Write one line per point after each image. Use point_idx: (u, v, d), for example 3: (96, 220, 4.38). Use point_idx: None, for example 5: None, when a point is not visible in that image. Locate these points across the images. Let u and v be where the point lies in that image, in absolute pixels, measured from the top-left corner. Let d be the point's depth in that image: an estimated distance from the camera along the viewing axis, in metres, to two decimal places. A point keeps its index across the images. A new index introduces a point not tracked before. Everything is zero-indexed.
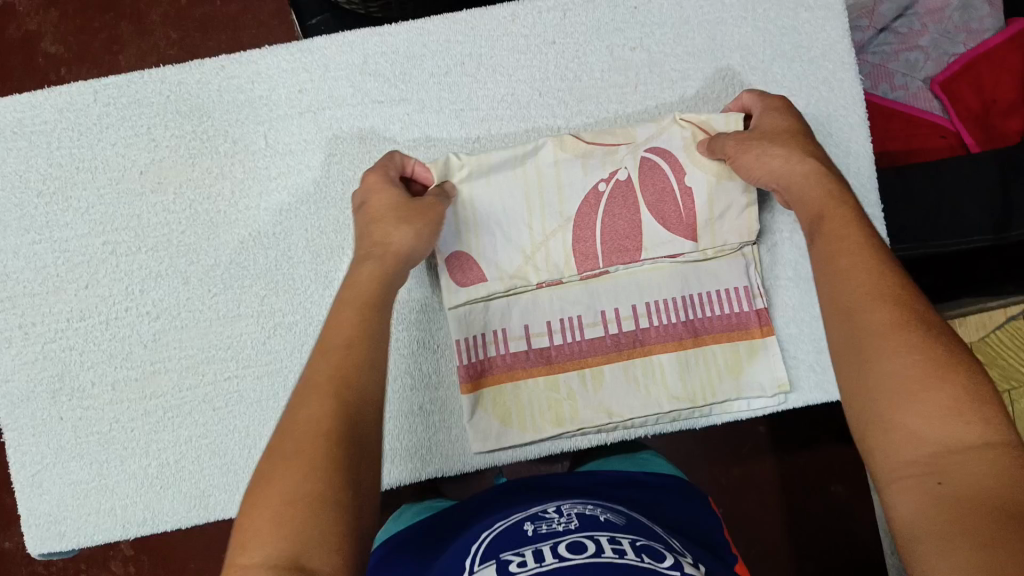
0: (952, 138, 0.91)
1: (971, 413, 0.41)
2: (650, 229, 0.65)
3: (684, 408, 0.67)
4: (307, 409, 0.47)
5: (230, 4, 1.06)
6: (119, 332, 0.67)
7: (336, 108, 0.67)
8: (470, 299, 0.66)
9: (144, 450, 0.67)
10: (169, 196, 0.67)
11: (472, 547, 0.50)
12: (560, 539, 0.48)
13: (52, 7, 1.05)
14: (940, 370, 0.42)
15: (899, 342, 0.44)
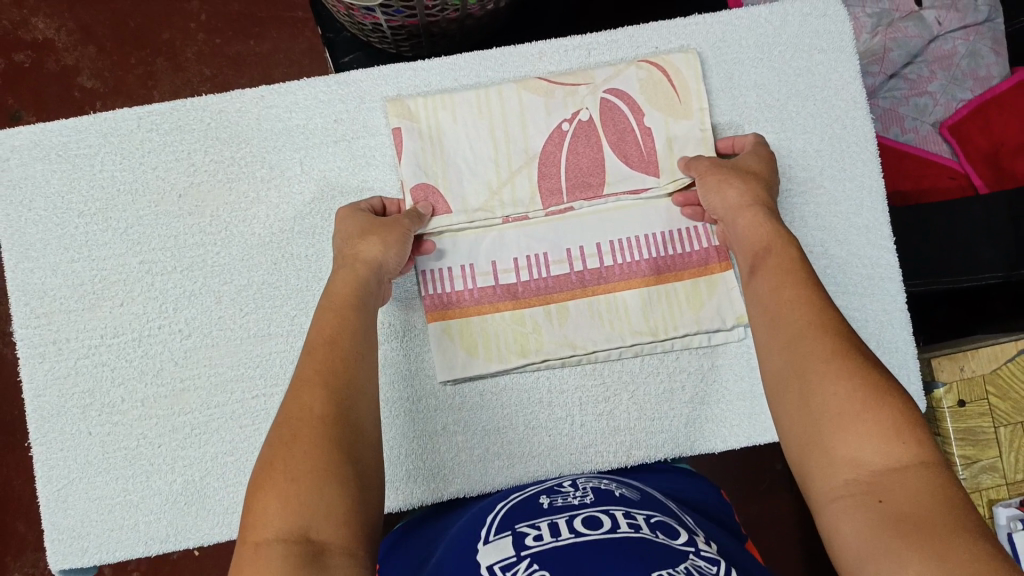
0: (961, 179, 0.94)
1: (908, 439, 0.47)
2: (613, 165, 0.71)
3: (647, 342, 0.69)
4: (303, 399, 0.54)
5: (262, 43, 1.10)
6: (151, 348, 0.69)
7: (370, 137, 0.71)
8: (437, 227, 0.69)
9: (170, 466, 0.69)
10: (205, 218, 0.69)
11: (489, 520, 0.58)
12: (577, 514, 0.56)
13: (90, 42, 1.09)
14: (874, 403, 0.48)
15: (833, 370, 0.51)
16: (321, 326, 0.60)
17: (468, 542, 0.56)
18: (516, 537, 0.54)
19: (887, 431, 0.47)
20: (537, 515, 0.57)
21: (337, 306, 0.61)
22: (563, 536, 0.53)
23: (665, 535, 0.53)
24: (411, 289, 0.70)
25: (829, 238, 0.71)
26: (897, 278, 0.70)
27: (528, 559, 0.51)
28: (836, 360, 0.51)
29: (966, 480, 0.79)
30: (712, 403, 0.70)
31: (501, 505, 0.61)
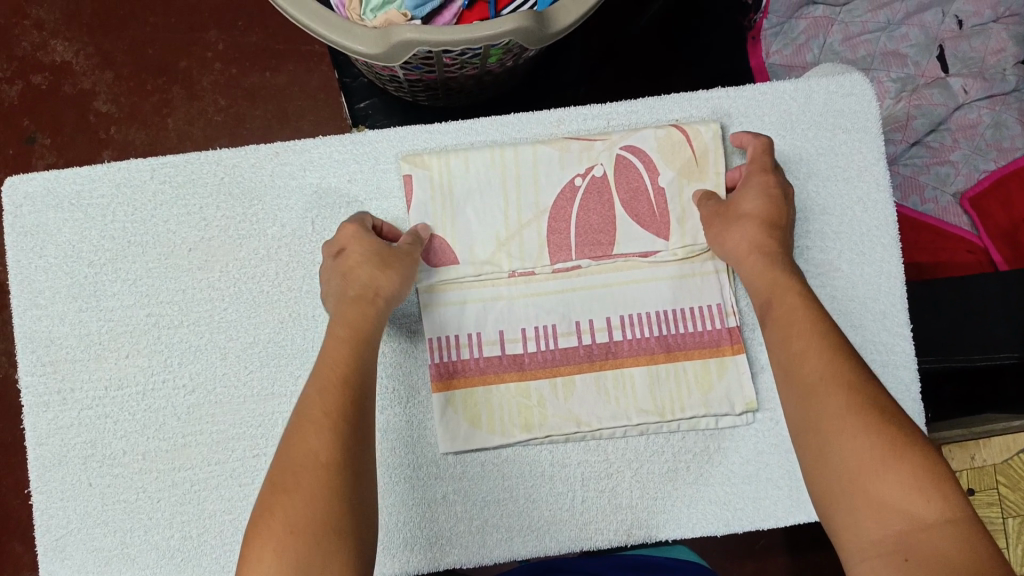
0: (980, 254, 0.92)
1: (932, 494, 0.46)
2: (624, 225, 0.70)
3: (653, 422, 0.69)
4: (309, 441, 0.53)
5: (278, 75, 1.10)
6: (154, 403, 0.68)
7: (383, 199, 0.70)
8: (442, 280, 0.69)
9: (168, 522, 0.68)
10: (214, 273, 0.69)
11: None
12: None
13: (108, 68, 1.09)
14: (896, 457, 0.48)
15: (852, 426, 0.51)
16: (325, 359, 0.59)
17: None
18: None
19: (912, 489, 0.47)
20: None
21: (343, 340, 0.60)
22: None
23: None
24: (418, 355, 0.70)
25: (846, 322, 0.69)
26: (912, 366, 0.69)
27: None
28: (855, 414, 0.51)
29: None
30: (718, 485, 0.69)
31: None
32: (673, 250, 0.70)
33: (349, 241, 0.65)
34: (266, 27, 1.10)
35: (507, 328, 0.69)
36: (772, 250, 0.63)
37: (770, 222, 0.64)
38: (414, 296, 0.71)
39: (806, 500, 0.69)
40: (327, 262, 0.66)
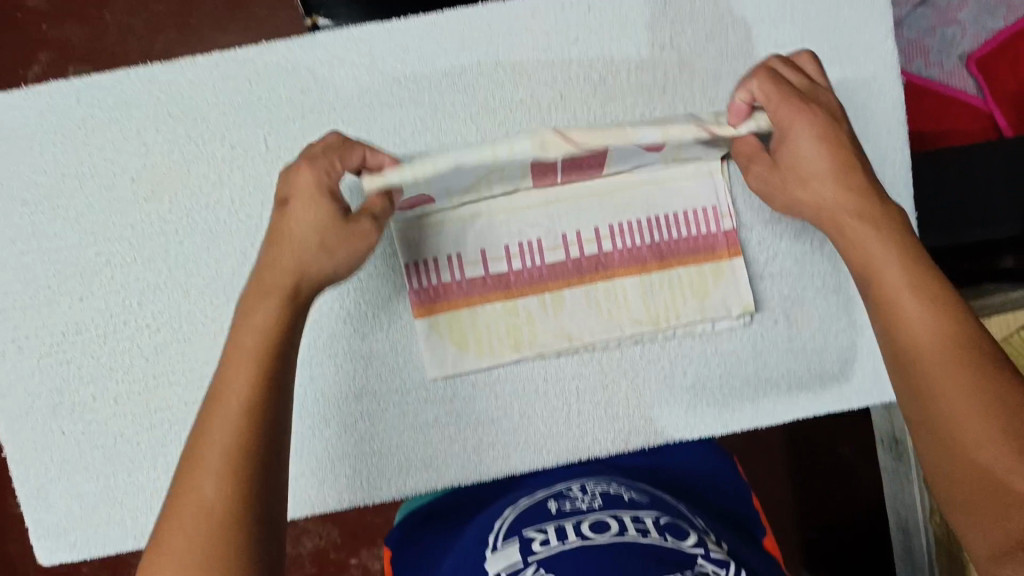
0: (985, 120, 0.87)
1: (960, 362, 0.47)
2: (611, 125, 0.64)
3: (647, 333, 0.66)
4: (258, 313, 0.51)
5: None
6: (120, 345, 0.65)
7: (341, 109, 0.62)
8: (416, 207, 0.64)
9: (152, 464, 0.66)
10: (163, 204, 0.63)
11: (496, 526, 0.60)
12: (585, 518, 0.57)
13: None
14: (930, 325, 0.49)
15: (895, 294, 0.51)
16: (282, 259, 0.53)
17: (482, 535, 0.60)
18: (524, 541, 0.55)
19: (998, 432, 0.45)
20: (543, 519, 0.58)
21: (285, 273, 0.53)
22: (571, 539, 0.53)
23: (673, 538, 0.54)
24: (396, 277, 0.66)
25: None
26: None
27: (536, 562, 0.51)
28: (943, 337, 0.48)
29: None
30: (714, 389, 0.68)
31: (507, 513, 0.62)
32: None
33: (301, 196, 0.54)
34: None
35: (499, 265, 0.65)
36: (862, 183, 0.54)
37: (843, 172, 0.54)
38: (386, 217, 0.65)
39: (803, 398, 0.68)
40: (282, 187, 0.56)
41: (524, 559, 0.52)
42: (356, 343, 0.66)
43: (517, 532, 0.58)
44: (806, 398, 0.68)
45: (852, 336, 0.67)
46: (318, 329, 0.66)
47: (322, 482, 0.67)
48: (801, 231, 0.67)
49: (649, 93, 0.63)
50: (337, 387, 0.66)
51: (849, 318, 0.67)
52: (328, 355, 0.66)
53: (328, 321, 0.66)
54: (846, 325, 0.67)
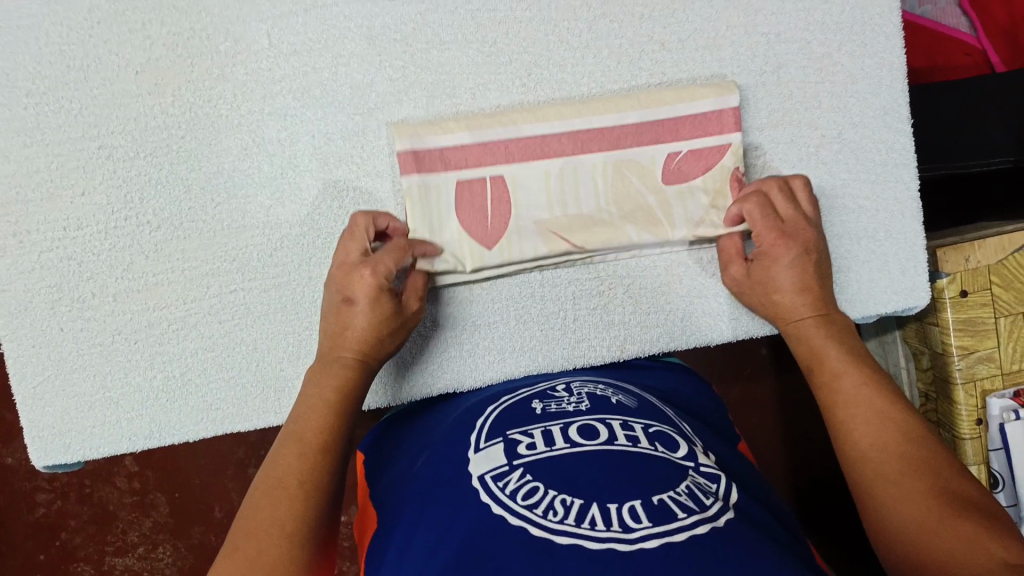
0: (977, 57, 0.86)
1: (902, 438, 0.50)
2: (611, 27, 0.65)
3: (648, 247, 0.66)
4: (318, 385, 0.56)
5: None
6: (120, 241, 0.65)
7: (344, 4, 0.63)
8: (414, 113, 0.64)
9: (148, 363, 0.66)
10: (166, 98, 0.63)
11: (479, 424, 0.56)
12: (572, 423, 0.53)
13: None
14: (878, 411, 0.52)
15: (849, 382, 0.55)
16: (335, 343, 0.58)
17: (462, 437, 0.55)
18: (509, 442, 0.51)
19: (875, 413, 0.52)
20: (528, 422, 0.54)
21: (345, 318, 0.58)
22: (558, 445, 0.50)
23: (665, 448, 0.50)
24: (392, 180, 0.65)
25: (844, 121, 0.66)
26: (911, 164, 0.67)
27: (521, 468, 0.48)
28: (862, 392, 0.54)
29: (962, 370, 0.76)
30: (712, 296, 0.68)
31: (489, 411, 0.58)
32: (659, 53, 0.65)
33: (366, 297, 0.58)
34: None
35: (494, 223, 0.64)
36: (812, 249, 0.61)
37: (806, 289, 0.60)
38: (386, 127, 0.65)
39: None
40: (335, 265, 0.60)
41: (509, 461, 0.49)
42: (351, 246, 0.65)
43: (501, 434, 0.53)
44: None
45: (849, 245, 0.67)
46: (318, 230, 0.65)
47: None
48: (797, 134, 0.66)
49: None
50: None
51: (846, 227, 0.67)
52: (325, 256, 0.65)
53: (327, 220, 0.65)
54: (844, 233, 0.67)
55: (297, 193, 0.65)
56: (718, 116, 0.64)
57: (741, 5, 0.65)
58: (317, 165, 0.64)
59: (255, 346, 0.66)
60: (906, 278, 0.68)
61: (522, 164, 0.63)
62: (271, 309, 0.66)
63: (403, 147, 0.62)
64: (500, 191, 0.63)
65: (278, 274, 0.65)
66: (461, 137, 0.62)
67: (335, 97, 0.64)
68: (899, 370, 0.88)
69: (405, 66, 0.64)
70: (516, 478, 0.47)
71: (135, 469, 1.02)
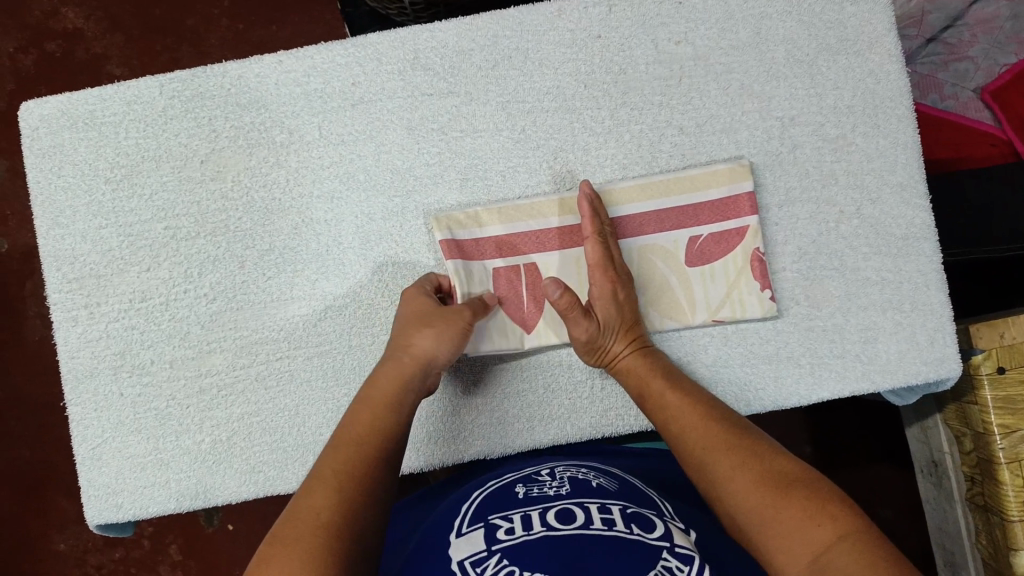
0: (1003, 146, 0.88)
1: (756, 481, 0.53)
2: (634, 114, 0.69)
3: (676, 327, 0.68)
4: (308, 498, 0.50)
5: (283, 30, 1.07)
6: (178, 312, 0.70)
7: (387, 99, 0.70)
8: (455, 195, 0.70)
9: (198, 426, 0.70)
10: (227, 184, 0.70)
11: (464, 506, 0.56)
12: (550, 506, 0.53)
13: (118, 31, 1.07)
14: (710, 446, 0.56)
15: (683, 421, 0.59)
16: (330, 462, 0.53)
17: (449, 517, 0.55)
18: (489, 527, 0.51)
19: (722, 455, 0.55)
20: (508, 505, 0.54)
21: (341, 457, 0.53)
22: (536, 529, 0.50)
23: (640, 530, 0.50)
24: (429, 256, 0.69)
25: (863, 197, 0.68)
26: (932, 238, 0.68)
27: (500, 552, 0.48)
28: (692, 421, 0.59)
29: (1004, 449, 0.74)
30: (736, 366, 0.68)
31: (473, 495, 0.58)
32: (677, 136, 0.69)
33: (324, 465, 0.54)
34: None
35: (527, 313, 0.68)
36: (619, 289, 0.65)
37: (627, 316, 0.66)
38: (423, 208, 0.70)
39: (829, 377, 0.68)
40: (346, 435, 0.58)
41: (489, 547, 0.49)
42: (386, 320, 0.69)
43: (485, 518, 0.53)
44: (830, 378, 0.68)
45: (875, 316, 0.68)
46: (359, 300, 0.69)
47: None
48: (816, 210, 0.68)
49: (665, 81, 0.69)
50: (373, 358, 0.69)
51: (871, 299, 0.68)
52: (363, 327, 0.69)
53: (366, 292, 0.70)
54: (867, 304, 0.68)
55: (340, 269, 0.70)
56: (735, 201, 0.67)
57: (755, 92, 0.69)
58: (359, 242, 0.70)
59: (297, 411, 0.69)
60: (936, 349, 0.68)
61: (554, 252, 0.68)
62: (312, 376, 0.69)
63: (443, 236, 0.67)
64: (533, 276, 0.68)
65: (321, 342, 0.69)
66: (494, 227, 0.68)
67: (377, 181, 0.70)
68: (942, 454, 0.86)
69: (440, 152, 0.70)
70: (494, 562, 0.47)
71: (178, 557, 1.04)
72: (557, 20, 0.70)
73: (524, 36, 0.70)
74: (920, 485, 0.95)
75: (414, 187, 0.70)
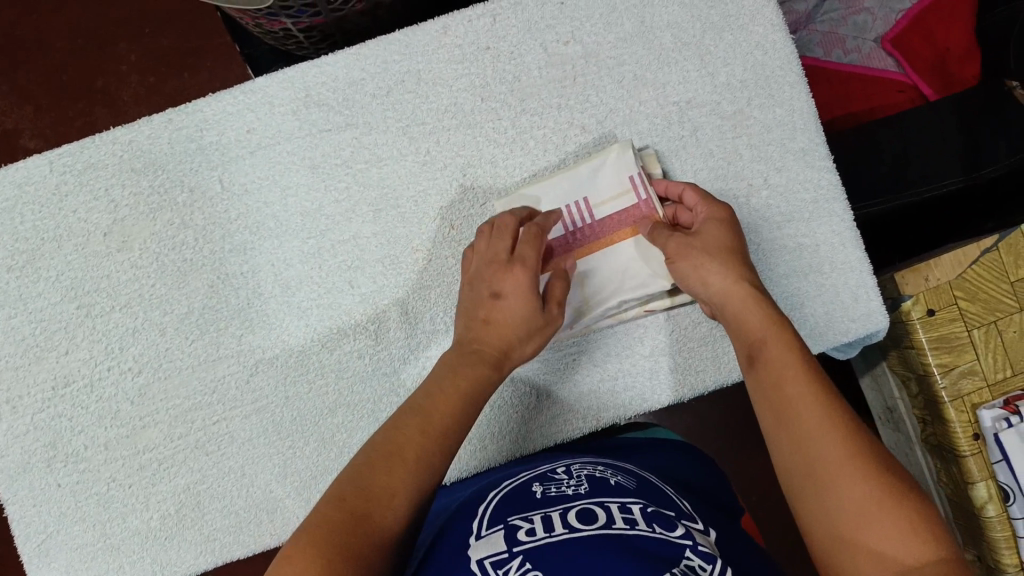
0: (909, 91, 0.89)
1: (857, 474, 0.46)
2: (535, 118, 0.69)
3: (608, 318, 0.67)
4: (367, 465, 0.50)
5: (197, 75, 1.02)
6: (105, 392, 0.68)
7: (285, 141, 0.69)
8: (370, 226, 0.69)
9: (144, 505, 0.68)
10: (135, 252, 0.68)
11: (480, 510, 0.53)
12: (571, 507, 0.51)
13: (26, 102, 1.02)
14: (813, 411, 0.49)
15: (780, 376, 0.51)
16: (382, 449, 0.50)
17: (463, 525, 0.52)
18: (509, 529, 0.49)
19: (820, 423, 0.48)
20: (529, 507, 0.52)
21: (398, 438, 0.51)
22: (557, 531, 0.48)
23: (662, 529, 0.48)
24: (351, 292, 0.68)
25: (769, 168, 0.69)
26: (841, 197, 0.69)
27: (522, 554, 0.46)
28: (787, 379, 0.51)
29: (946, 388, 0.76)
30: (674, 352, 0.69)
31: (490, 497, 0.55)
32: (583, 136, 0.69)
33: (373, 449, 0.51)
34: (176, 27, 1.02)
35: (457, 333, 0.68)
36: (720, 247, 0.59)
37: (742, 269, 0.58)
38: (340, 245, 0.69)
39: None
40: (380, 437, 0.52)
41: (510, 548, 0.47)
42: (320, 366, 0.68)
43: (502, 522, 0.51)
44: None
45: (797, 282, 0.69)
46: (288, 349, 0.68)
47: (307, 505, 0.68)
48: (724, 187, 0.69)
49: (560, 83, 0.69)
50: (312, 406, 0.68)
51: (791, 265, 0.69)
52: (297, 375, 0.68)
53: (295, 339, 0.68)
54: (788, 272, 0.69)
55: (264, 320, 0.68)
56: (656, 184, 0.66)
57: (648, 80, 0.69)
58: (280, 290, 0.68)
59: (243, 472, 0.68)
60: (861, 306, 0.69)
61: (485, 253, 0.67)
62: (253, 434, 0.68)
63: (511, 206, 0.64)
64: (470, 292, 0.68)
65: (256, 398, 0.68)
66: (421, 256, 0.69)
67: (288, 226, 0.69)
68: (895, 401, 0.87)
69: (348, 187, 0.69)
70: (515, 566, 0.45)
71: None
72: (445, 38, 0.69)
73: (414, 58, 0.69)
74: (882, 433, 0.95)
75: (327, 226, 0.69)
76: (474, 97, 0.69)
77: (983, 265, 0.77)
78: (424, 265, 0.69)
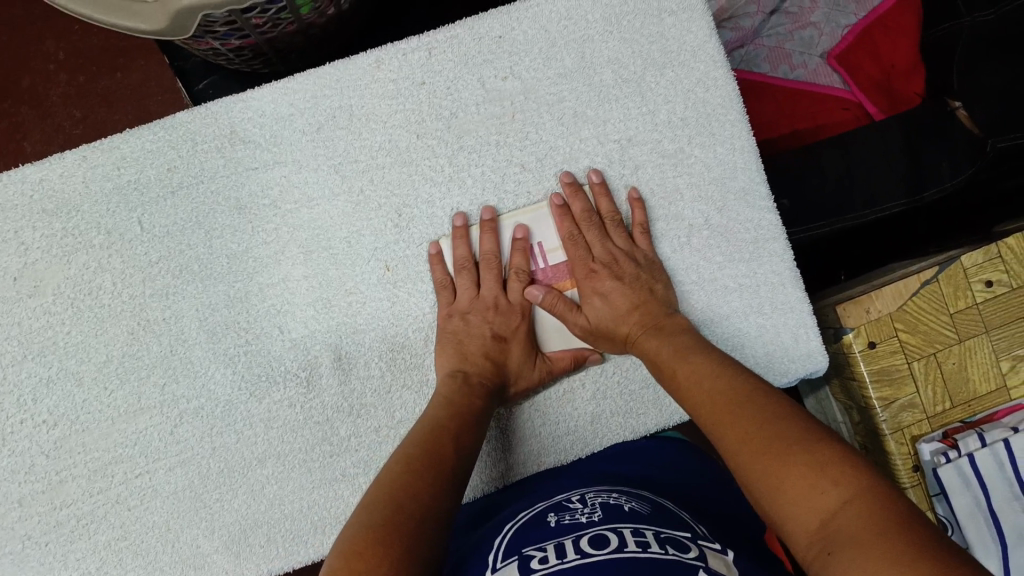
0: (857, 108, 0.88)
1: (760, 455, 0.47)
2: (473, 155, 0.67)
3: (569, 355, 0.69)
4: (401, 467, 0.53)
5: None
6: (18, 446, 0.64)
7: (209, 179, 0.65)
8: (302, 268, 0.66)
9: (61, 564, 0.64)
10: (48, 297, 0.64)
11: (495, 544, 0.51)
12: (581, 535, 0.48)
13: None
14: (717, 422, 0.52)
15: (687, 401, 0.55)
16: (410, 456, 0.54)
17: (476, 561, 0.50)
18: (520, 560, 0.47)
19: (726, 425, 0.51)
20: (543, 536, 0.50)
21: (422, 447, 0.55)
22: (569, 557, 0.46)
23: (676, 551, 0.46)
24: (281, 337, 0.66)
25: (709, 207, 0.68)
26: (782, 237, 0.68)
27: None
28: (695, 399, 0.55)
29: (887, 421, 0.76)
30: (614, 395, 0.68)
31: (505, 530, 0.53)
32: (522, 174, 0.67)
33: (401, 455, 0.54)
34: None
35: (393, 378, 0.66)
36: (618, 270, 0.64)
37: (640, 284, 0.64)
38: (269, 288, 0.66)
39: None
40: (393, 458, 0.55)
41: None
42: (250, 414, 0.65)
43: (517, 553, 0.49)
44: None
45: (738, 323, 0.68)
46: (214, 399, 0.65)
47: (236, 561, 0.65)
48: (665, 227, 0.68)
49: (498, 120, 0.67)
50: (240, 456, 0.65)
51: (732, 306, 0.68)
52: (224, 426, 0.65)
53: (222, 388, 0.65)
54: (729, 312, 0.68)
55: (188, 368, 0.65)
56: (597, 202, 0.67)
57: (589, 116, 0.68)
58: (206, 336, 0.65)
59: (167, 526, 0.64)
60: (802, 345, 0.68)
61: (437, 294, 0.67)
62: (179, 487, 0.65)
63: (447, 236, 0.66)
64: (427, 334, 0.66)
65: (181, 450, 0.65)
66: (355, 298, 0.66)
67: (214, 269, 0.65)
68: (839, 426, 0.87)
69: (276, 228, 0.66)
70: None
71: None
72: (377, 72, 0.66)
73: (345, 93, 0.66)
74: None
75: (256, 269, 0.66)
76: (408, 133, 0.67)
77: (923, 298, 0.77)
78: (357, 309, 0.66)
